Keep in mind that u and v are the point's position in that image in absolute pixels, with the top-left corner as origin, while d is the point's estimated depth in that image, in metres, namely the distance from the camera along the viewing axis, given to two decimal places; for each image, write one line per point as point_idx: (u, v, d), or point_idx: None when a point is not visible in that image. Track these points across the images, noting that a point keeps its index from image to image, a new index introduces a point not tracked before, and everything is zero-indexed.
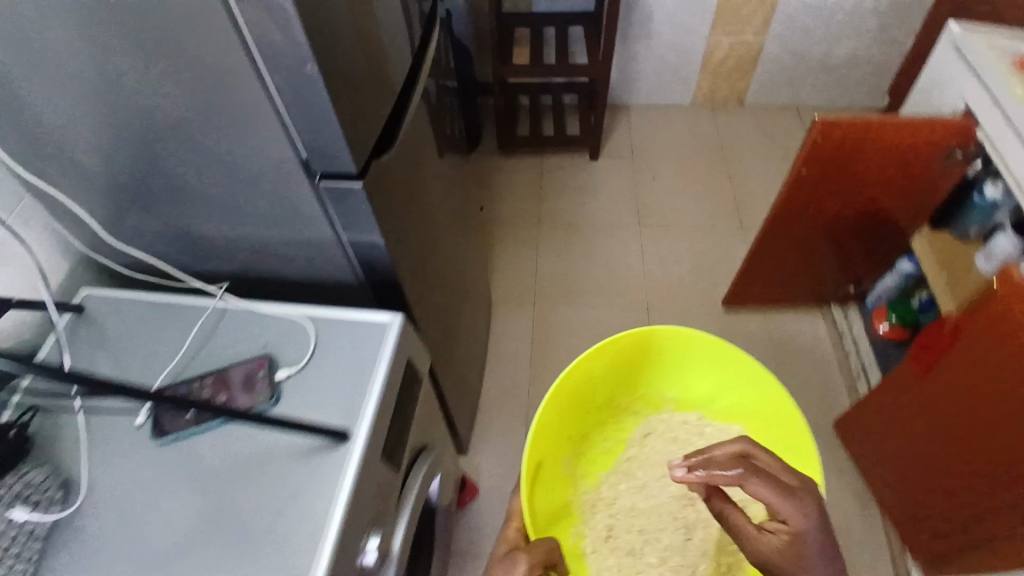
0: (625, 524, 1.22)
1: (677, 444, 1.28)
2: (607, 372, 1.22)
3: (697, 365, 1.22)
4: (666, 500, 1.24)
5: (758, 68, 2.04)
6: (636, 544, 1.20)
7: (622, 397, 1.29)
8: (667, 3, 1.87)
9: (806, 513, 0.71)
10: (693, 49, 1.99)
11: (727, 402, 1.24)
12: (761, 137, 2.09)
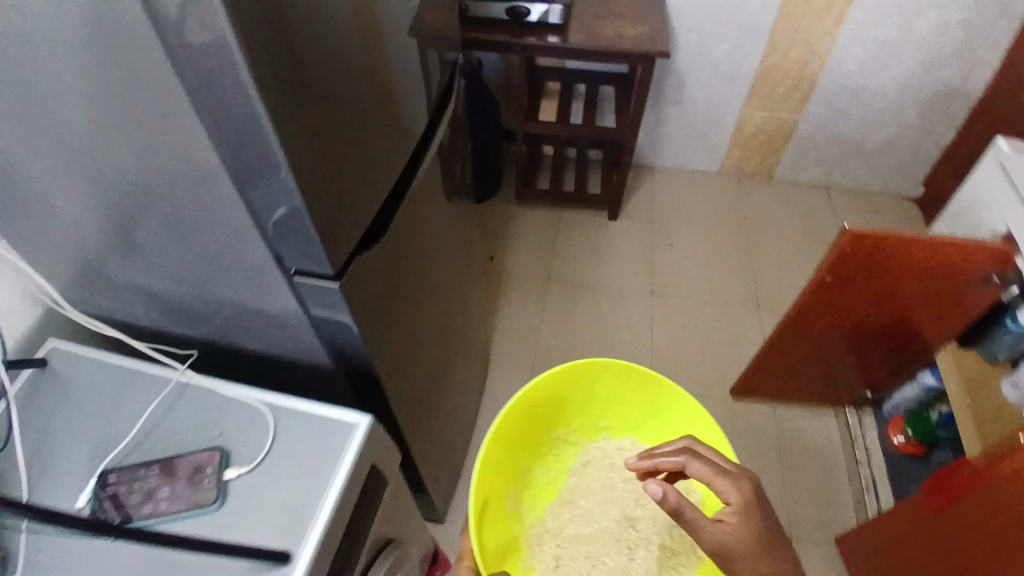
0: (571, 552, 1.19)
1: (612, 467, 1.27)
2: (545, 403, 1.19)
3: (625, 394, 1.23)
4: (608, 524, 1.23)
5: (791, 144, 2.00)
6: (584, 573, 1.17)
7: (558, 428, 1.25)
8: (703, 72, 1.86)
9: (743, 490, 0.86)
10: (725, 119, 1.97)
11: (651, 424, 1.26)
12: (786, 214, 2.04)
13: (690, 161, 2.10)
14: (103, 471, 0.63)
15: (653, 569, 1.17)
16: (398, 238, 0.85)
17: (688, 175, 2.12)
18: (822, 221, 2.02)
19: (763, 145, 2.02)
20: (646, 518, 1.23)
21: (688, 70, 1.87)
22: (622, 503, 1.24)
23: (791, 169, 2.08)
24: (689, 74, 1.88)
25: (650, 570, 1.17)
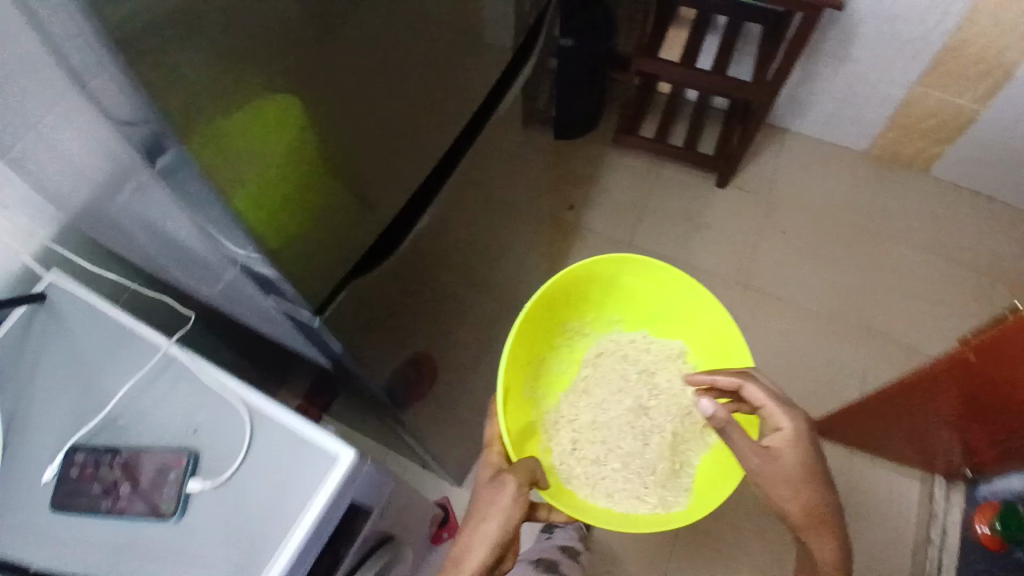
0: (588, 436, 1.12)
1: (623, 357, 1.19)
2: (567, 290, 1.09)
3: (642, 289, 1.13)
4: (621, 411, 1.15)
5: (965, 137, 1.64)
6: (600, 460, 1.10)
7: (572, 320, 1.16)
8: (880, 28, 1.50)
9: (795, 417, 0.87)
10: (891, 92, 1.63)
11: (661, 316, 1.17)
12: (922, 221, 1.73)
13: (831, 132, 1.78)
14: (72, 445, 0.61)
15: (670, 454, 1.09)
16: (421, 230, 0.75)
17: (821, 148, 1.80)
18: (962, 240, 1.71)
19: (922, 132, 1.68)
20: (659, 404, 1.15)
21: (859, 24, 1.52)
22: (635, 391, 1.17)
23: (945, 168, 1.73)
24: (859, 30, 1.53)
25: (666, 458, 1.09)
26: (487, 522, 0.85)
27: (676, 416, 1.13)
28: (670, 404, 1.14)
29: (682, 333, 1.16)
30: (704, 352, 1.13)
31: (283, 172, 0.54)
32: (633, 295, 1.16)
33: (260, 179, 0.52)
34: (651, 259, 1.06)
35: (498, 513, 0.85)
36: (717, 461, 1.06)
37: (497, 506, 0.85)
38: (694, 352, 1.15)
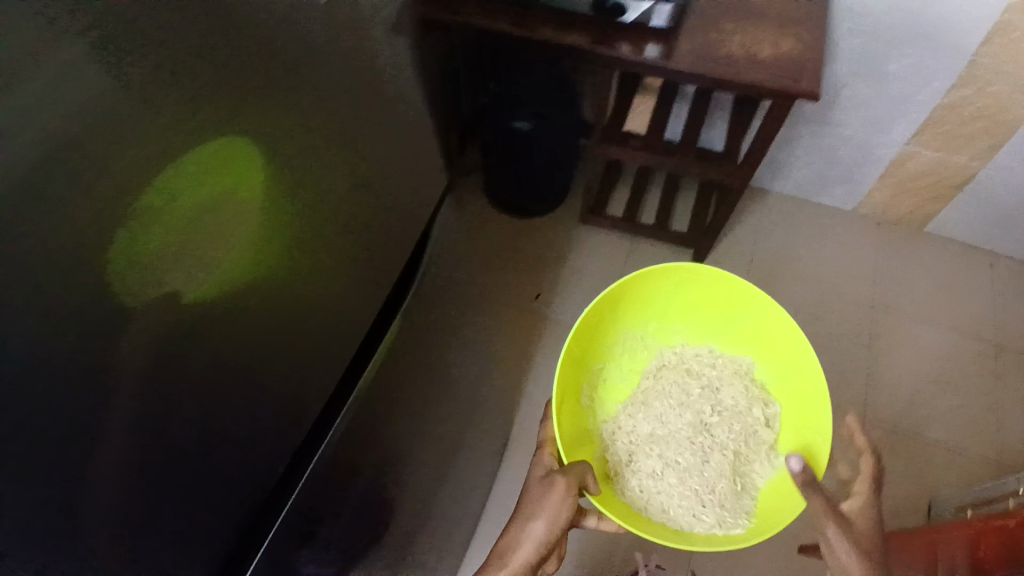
0: (643, 450, 1.02)
1: (686, 371, 1.09)
2: (628, 291, 1.02)
3: (707, 298, 1.04)
4: (679, 425, 1.05)
5: (961, 195, 1.51)
6: (657, 475, 0.99)
7: (631, 327, 1.07)
8: (862, 91, 1.40)
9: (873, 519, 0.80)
10: (880, 152, 1.50)
11: (733, 327, 1.06)
12: (924, 284, 1.59)
13: (817, 195, 1.66)
14: None
15: (732, 473, 0.98)
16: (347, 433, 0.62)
17: (808, 210, 1.68)
18: (969, 302, 1.56)
19: (918, 190, 1.54)
20: (723, 419, 1.05)
21: (842, 88, 1.41)
22: (694, 407, 1.06)
23: (945, 223, 1.60)
24: (840, 94, 1.42)
25: (725, 472, 0.98)
26: (533, 519, 0.85)
27: (745, 430, 1.02)
28: (734, 421, 1.03)
29: (752, 352, 1.05)
30: (780, 378, 1.01)
31: (245, 269, 0.45)
32: (705, 305, 1.06)
33: (206, 294, 0.42)
34: (718, 268, 0.97)
35: (542, 523, 0.84)
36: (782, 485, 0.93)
37: (546, 507, 0.84)
38: (761, 375, 1.04)
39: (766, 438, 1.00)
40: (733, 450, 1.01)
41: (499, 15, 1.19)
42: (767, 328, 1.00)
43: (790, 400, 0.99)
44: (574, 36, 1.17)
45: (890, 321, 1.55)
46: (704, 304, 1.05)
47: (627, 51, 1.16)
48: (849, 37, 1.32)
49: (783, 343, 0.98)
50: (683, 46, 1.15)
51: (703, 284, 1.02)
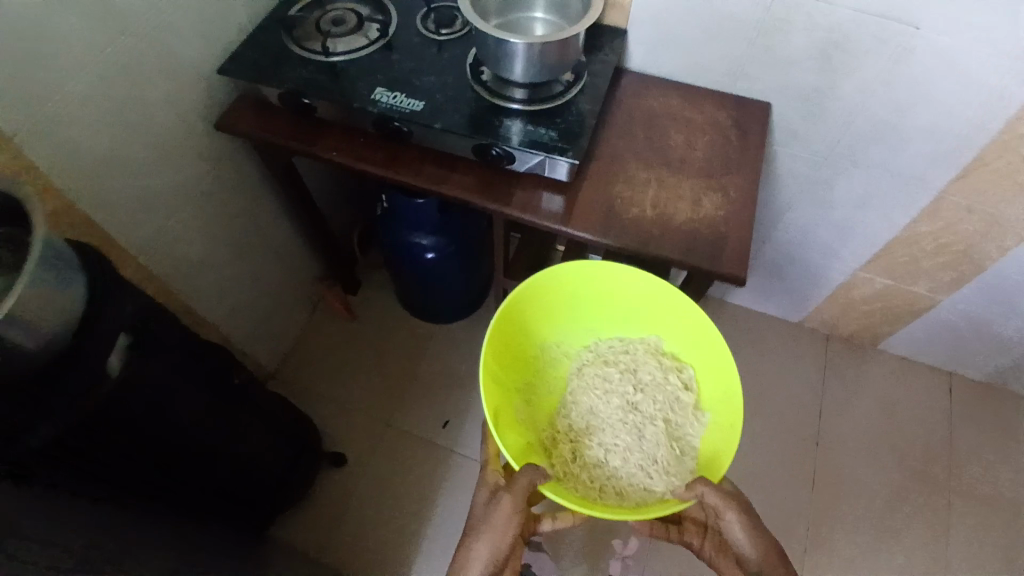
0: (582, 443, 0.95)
1: (605, 362, 1.02)
2: (521, 306, 0.96)
3: (598, 294, 1.00)
4: (608, 410, 0.98)
5: (917, 321, 1.34)
6: (604, 460, 0.93)
7: (542, 335, 1.00)
8: (807, 215, 1.22)
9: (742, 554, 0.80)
10: (828, 272, 1.33)
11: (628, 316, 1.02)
12: (873, 415, 1.42)
13: (763, 304, 1.50)
14: None
15: (674, 442, 0.92)
16: None
17: (751, 321, 1.52)
18: (921, 436, 1.40)
19: (870, 311, 1.37)
20: (649, 393, 0.97)
21: (785, 211, 1.23)
22: (620, 390, 0.99)
23: (899, 343, 1.43)
24: (784, 215, 1.24)
25: (664, 441, 0.92)
26: (481, 546, 0.79)
27: (667, 400, 0.96)
28: (656, 392, 0.97)
29: (655, 330, 1.01)
30: (687, 343, 0.97)
31: None
32: (598, 302, 1.01)
33: None
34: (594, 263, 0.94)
35: (487, 554, 0.78)
36: (716, 437, 0.89)
37: (489, 531, 0.78)
38: (674, 345, 1.00)
39: (689, 400, 0.95)
40: (664, 419, 0.94)
41: (367, 155, 0.98)
42: (659, 302, 0.97)
43: (698, 359, 0.96)
44: (453, 182, 0.96)
45: (837, 461, 1.37)
46: (598, 303, 1.01)
47: (516, 203, 0.94)
48: (792, 162, 1.13)
49: (679, 313, 0.95)
50: (585, 202, 0.94)
51: (591, 281, 0.98)
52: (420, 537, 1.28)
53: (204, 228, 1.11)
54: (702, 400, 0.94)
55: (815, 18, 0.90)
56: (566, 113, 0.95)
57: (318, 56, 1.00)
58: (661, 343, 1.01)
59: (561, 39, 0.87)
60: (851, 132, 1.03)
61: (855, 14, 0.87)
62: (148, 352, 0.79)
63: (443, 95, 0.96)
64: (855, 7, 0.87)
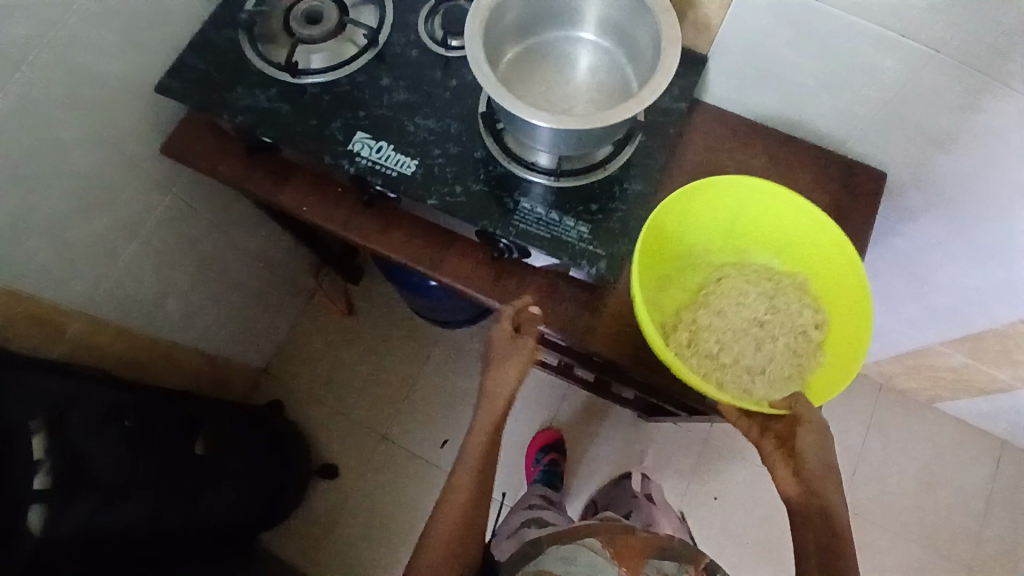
0: (697, 340, 0.76)
1: (746, 276, 0.80)
2: (691, 197, 0.72)
3: (772, 211, 0.76)
4: (733, 319, 0.77)
5: (989, 398, 1.15)
6: (715, 358, 0.75)
7: (694, 224, 0.77)
8: (898, 286, 1.01)
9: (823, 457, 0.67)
10: (900, 336, 1.13)
11: (784, 239, 0.78)
12: (912, 481, 1.26)
13: None
14: None
15: (792, 372, 0.73)
16: None
17: None
18: (966, 513, 1.24)
19: (937, 377, 1.18)
20: (779, 319, 0.76)
21: (872, 275, 1.02)
22: (751, 308, 0.77)
23: (961, 408, 1.24)
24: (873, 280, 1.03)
25: (783, 367, 0.74)
26: (492, 386, 0.73)
27: (797, 333, 0.75)
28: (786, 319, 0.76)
29: (811, 268, 0.77)
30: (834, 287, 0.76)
31: None
32: (760, 216, 0.77)
33: None
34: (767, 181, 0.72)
35: (495, 393, 0.72)
36: (840, 370, 0.71)
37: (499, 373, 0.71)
38: (830, 288, 0.75)
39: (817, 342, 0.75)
40: (787, 348, 0.75)
41: (344, 218, 0.78)
42: (831, 245, 0.73)
43: (843, 309, 0.74)
44: (448, 265, 0.77)
45: (864, 532, 1.23)
46: (762, 216, 0.77)
47: (528, 305, 0.75)
48: (892, 235, 0.92)
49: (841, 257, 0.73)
50: (614, 316, 0.74)
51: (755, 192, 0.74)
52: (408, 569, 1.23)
53: (162, 259, 0.95)
54: (837, 344, 0.74)
55: None
56: (606, 195, 0.71)
57: (288, 78, 0.76)
58: (813, 282, 0.77)
59: (615, 118, 0.61)
60: (981, 221, 0.82)
61: None
62: (72, 487, 0.71)
63: (443, 152, 0.73)
64: None
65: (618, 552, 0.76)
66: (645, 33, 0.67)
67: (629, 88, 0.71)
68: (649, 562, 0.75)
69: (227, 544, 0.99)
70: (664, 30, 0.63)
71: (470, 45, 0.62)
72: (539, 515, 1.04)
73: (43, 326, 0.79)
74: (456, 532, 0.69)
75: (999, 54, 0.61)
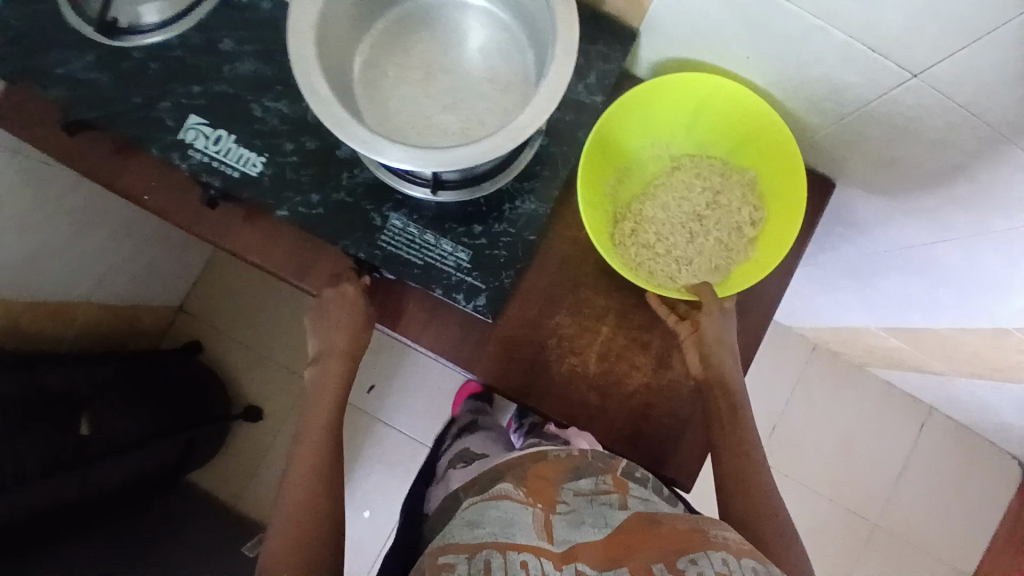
0: (635, 225, 0.64)
1: (701, 170, 0.66)
2: (652, 85, 0.60)
3: (736, 109, 0.61)
4: (675, 211, 0.65)
5: (919, 374, 1.12)
6: (646, 245, 0.63)
7: (656, 109, 0.63)
8: (841, 282, 0.93)
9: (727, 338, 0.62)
10: (837, 317, 1.07)
11: (745, 138, 0.63)
12: (832, 443, 1.27)
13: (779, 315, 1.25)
14: None
15: (724, 268, 0.62)
16: None
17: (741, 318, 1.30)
18: (877, 473, 1.27)
19: (872, 351, 1.14)
20: (720, 219, 0.64)
21: (817, 267, 0.95)
22: (695, 203, 0.65)
23: (893, 376, 1.23)
24: (817, 274, 0.96)
25: (709, 263, 0.63)
26: (322, 342, 0.68)
27: (732, 230, 0.63)
28: (727, 219, 0.64)
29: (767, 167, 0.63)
30: (779, 189, 0.62)
31: None
32: (725, 111, 0.62)
33: None
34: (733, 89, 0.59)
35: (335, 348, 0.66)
36: (755, 271, 0.60)
37: (326, 330, 0.66)
38: (777, 190, 0.62)
39: (749, 244, 0.62)
40: (721, 245, 0.63)
41: (194, 215, 0.66)
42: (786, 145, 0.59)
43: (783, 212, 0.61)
44: (318, 273, 0.67)
45: (784, 491, 1.25)
46: (728, 110, 0.62)
47: (410, 323, 0.66)
48: (835, 236, 0.83)
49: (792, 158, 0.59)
50: (507, 341, 0.65)
51: (717, 89, 0.60)
52: (347, 512, 1.24)
53: (24, 220, 0.86)
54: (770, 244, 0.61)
55: (920, 113, 0.53)
56: (492, 214, 0.60)
57: (109, 40, 0.61)
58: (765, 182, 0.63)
59: (486, 152, 0.47)
60: (920, 246, 0.73)
61: (996, 134, 0.51)
62: None
63: (298, 147, 0.59)
64: (992, 126, 0.51)
65: (533, 489, 0.58)
66: (544, 19, 0.52)
67: (528, 80, 0.56)
68: (564, 488, 0.58)
69: (138, 488, 1.01)
70: (558, 31, 0.48)
71: (296, 41, 0.47)
72: (467, 447, 0.87)
73: None
74: (307, 498, 0.62)
75: (962, 83, 0.48)
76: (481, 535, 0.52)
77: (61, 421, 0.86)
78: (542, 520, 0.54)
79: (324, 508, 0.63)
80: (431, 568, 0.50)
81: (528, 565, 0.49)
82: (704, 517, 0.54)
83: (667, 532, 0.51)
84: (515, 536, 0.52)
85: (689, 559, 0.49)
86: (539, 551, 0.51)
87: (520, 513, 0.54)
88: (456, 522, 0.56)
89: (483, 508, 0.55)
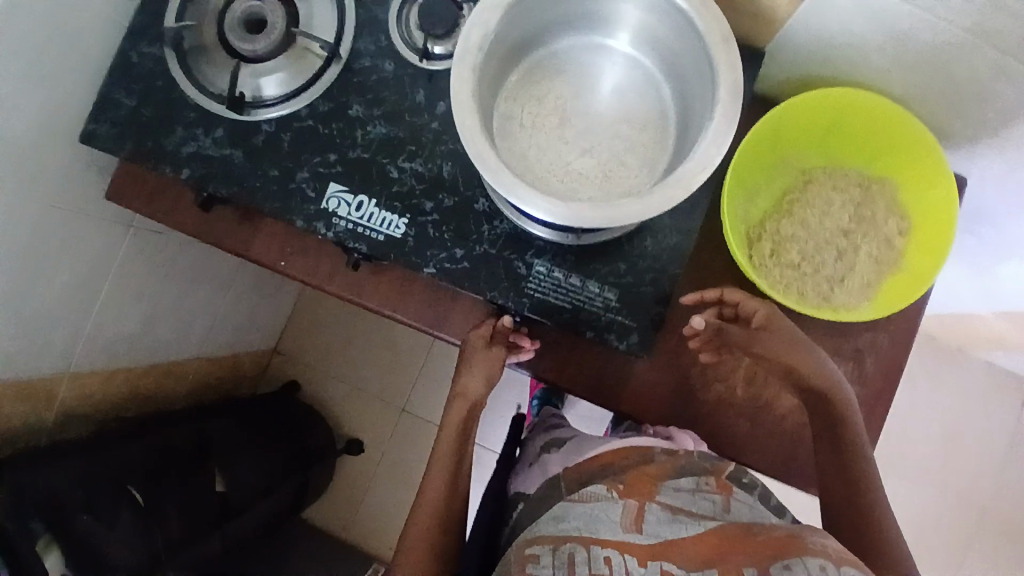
0: (780, 247, 0.63)
1: (837, 182, 0.65)
2: (793, 107, 0.59)
3: (879, 123, 0.59)
4: (816, 228, 0.64)
5: None
6: (791, 265, 0.63)
7: (794, 128, 0.62)
8: (961, 272, 0.91)
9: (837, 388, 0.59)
10: (947, 304, 1.05)
11: (883, 150, 0.62)
12: (938, 431, 1.24)
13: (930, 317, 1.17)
14: None
15: (875, 283, 0.62)
16: None
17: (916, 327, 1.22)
18: (981, 461, 1.24)
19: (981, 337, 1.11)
20: (864, 234, 0.63)
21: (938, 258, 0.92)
22: (834, 217, 0.64)
23: (997, 359, 1.20)
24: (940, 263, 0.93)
25: (858, 279, 0.62)
26: (461, 382, 0.68)
27: (876, 243, 0.63)
28: (869, 233, 0.63)
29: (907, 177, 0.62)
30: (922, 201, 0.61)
31: None
32: (865, 126, 0.61)
33: None
34: (875, 105, 0.58)
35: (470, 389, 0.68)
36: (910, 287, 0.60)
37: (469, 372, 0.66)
38: (920, 203, 0.62)
39: (896, 256, 0.62)
40: (868, 260, 0.63)
41: (330, 272, 0.67)
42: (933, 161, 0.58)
43: (931, 222, 0.61)
44: (456, 322, 0.67)
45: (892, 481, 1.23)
46: (869, 125, 0.60)
47: (549, 364, 0.66)
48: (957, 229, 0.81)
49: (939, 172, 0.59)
50: (654, 380, 0.65)
51: (863, 105, 0.58)
52: None
53: (142, 287, 0.89)
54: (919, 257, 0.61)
55: None
56: (634, 251, 0.60)
57: (236, 115, 0.62)
58: (904, 191, 0.63)
59: (658, 205, 0.46)
60: None
61: None
62: None
63: (437, 206, 0.60)
64: None
65: (627, 486, 0.56)
66: (691, 57, 0.51)
67: (666, 117, 0.56)
68: (663, 485, 0.57)
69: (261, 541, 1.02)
70: (719, 73, 0.47)
71: (459, 112, 0.47)
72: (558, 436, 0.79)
73: (28, 398, 0.77)
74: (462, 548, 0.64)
75: None
76: (566, 528, 0.53)
77: (192, 481, 0.89)
78: (628, 512, 0.54)
79: (443, 547, 0.63)
80: (519, 560, 0.52)
81: (611, 561, 0.49)
82: (804, 526, 0.52)
83: (760, 540, 0.49)
84: (599, 531, 0.52)
85: (783, 565, 0.47)
86: (624, 546, 0.50)
87: (610, 508, 0.54)
88: (542, 518, 0.57)
89: (569, 505, 0.56)
